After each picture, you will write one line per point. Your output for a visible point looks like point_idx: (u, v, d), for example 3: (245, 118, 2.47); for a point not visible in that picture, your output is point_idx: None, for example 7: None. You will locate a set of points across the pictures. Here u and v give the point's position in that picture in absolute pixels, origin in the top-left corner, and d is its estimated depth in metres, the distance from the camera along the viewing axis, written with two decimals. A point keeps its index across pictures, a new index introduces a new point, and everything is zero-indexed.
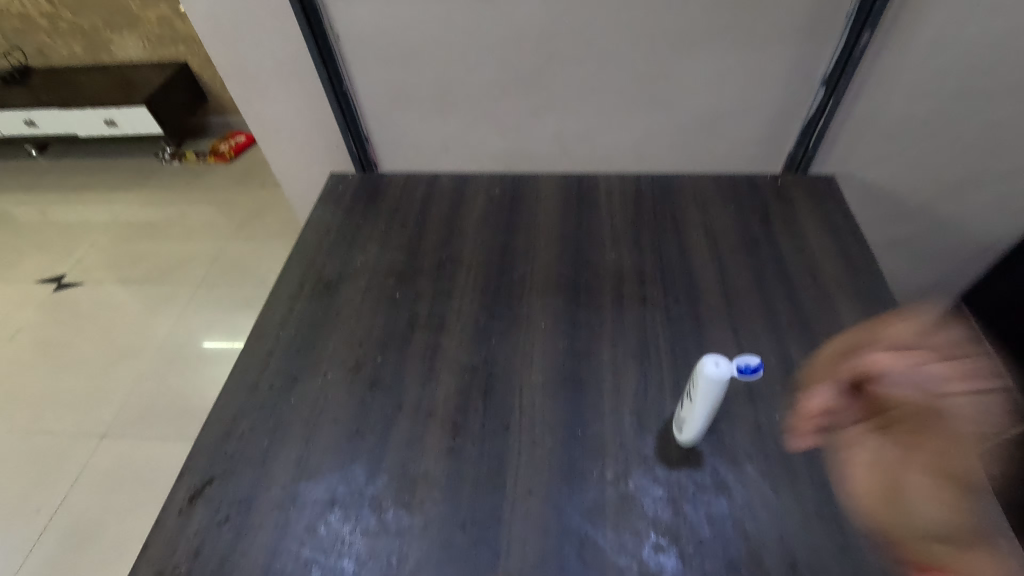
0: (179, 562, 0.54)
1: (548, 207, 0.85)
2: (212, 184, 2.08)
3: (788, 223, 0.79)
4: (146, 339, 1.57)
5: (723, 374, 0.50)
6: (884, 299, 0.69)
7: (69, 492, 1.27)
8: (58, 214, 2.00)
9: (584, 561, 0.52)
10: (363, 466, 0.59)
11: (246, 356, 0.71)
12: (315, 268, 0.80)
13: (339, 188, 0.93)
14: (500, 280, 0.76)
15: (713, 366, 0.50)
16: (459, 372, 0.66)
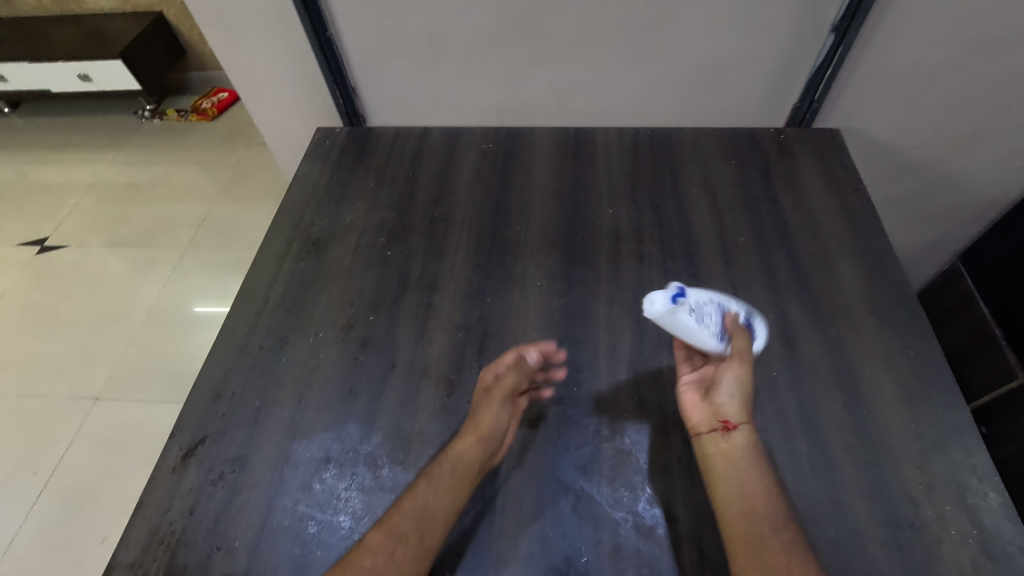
0: (174, 519, 0.54)
1: (543, 162, 0.83)
2: (195, 143, 2.01)
3: (790, 179, 0.77)
4: (135, 302, 1.55)
5: (660, 305, 0.51)
6: (883, 256, 0.68)
7: (66, 453, 1.27)
8: (36, 174, 1.94)
9: (580, 515, 0.52)
10: (357, 425, 0.59)
11: (235, 315, 0.69)
12: (303, 226, 0.78)
13: (325, 143, 0.89)
14: (493, 238, 0.74)
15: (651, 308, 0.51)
16: (453, 331, 0.65)
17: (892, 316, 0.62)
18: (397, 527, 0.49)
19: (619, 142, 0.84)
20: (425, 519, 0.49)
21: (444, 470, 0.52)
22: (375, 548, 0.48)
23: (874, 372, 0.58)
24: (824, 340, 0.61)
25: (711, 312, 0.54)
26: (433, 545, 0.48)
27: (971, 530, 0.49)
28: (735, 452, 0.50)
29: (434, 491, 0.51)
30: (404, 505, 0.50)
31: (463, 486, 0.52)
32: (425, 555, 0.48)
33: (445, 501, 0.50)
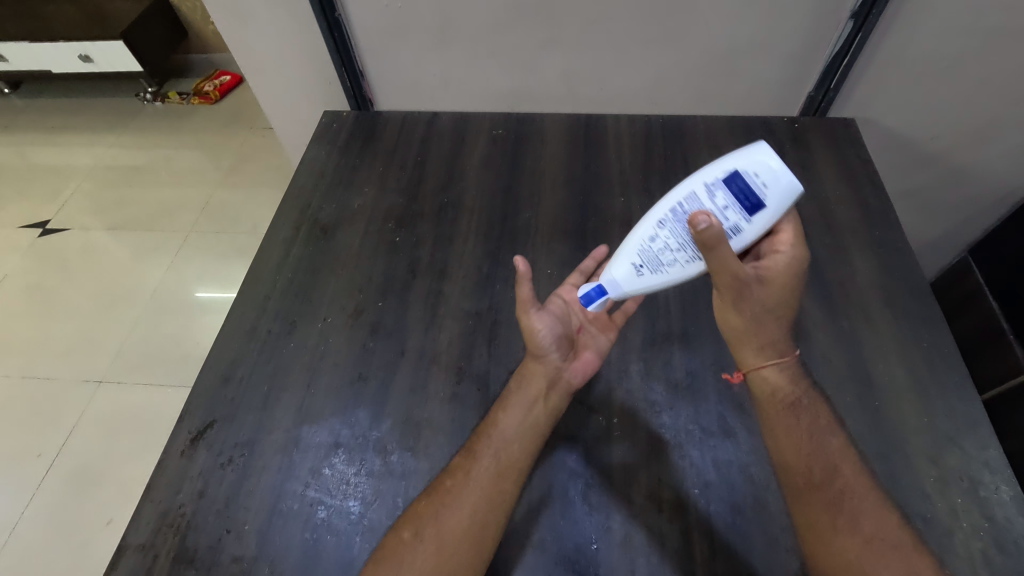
0: (183, 502, 0.54)
1: (553, 148, 0.81)
2: (198, 127, 1.99)
3: (804, 169, 0.76)
4: (138, 286, 1.55)
5: (595, 304, 0.55)
6: (898, 248, 0.67)
7: (71, 435, 1.28)
8: (38, 156, 1.92)
9: (590, 503, 0.52)
10: (366, 411, 0.58)
11: (243, 300, 0.68)
12: (311, 211, 0.77)
13: (333, 127, 0.88)
14: (504, 225, 0.73)
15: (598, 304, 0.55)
16: (462, 318, 0.65)
17: (907, 308, 0.62)
18: (479, 453, 0.52)
19: (630, 129, 0.83)
20: (504, 443, 0.52)
21: (521, 390, 0.55)
22: (456, 475, 0.51)
23: (887, 365, 0.58)
24: (837, 332, 0.61)
25: (667, 247, 0.52)
26: (517, 465, 0.51)
27: (982, 523, 0.48)
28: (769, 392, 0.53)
29: (513, 414, 0.53)
30: (483, 433, 0.53)
31: (545, 404, 0.54)
32: (506, 477, 0.51)
33: (524, 423, 0.53)
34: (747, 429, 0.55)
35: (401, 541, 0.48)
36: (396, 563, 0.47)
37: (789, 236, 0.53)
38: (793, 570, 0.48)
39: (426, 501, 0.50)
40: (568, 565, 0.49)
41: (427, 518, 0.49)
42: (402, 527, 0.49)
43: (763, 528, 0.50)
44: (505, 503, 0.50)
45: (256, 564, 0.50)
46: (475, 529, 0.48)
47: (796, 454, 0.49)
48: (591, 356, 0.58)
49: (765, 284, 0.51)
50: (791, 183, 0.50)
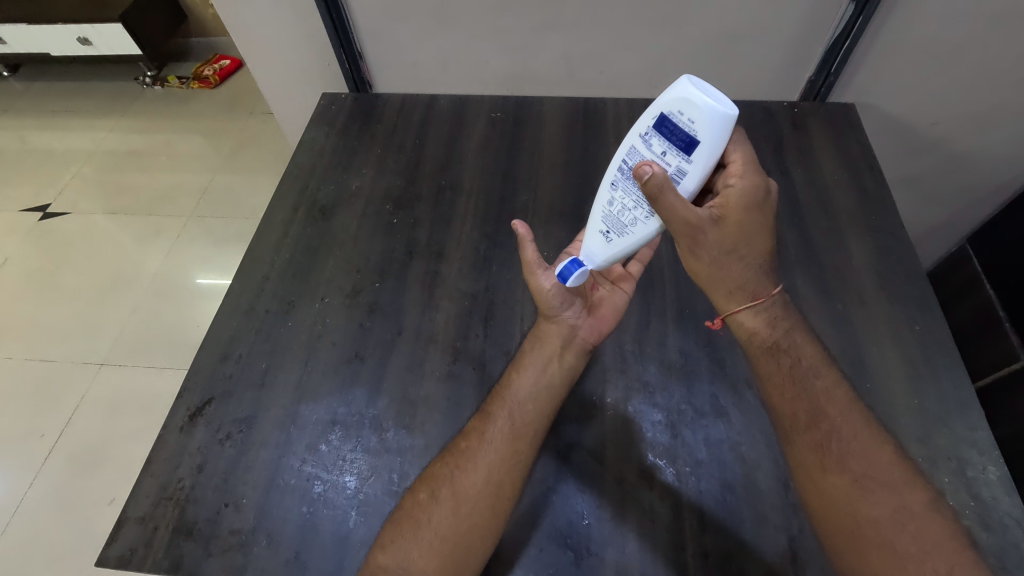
0: (182, 476, 0.55)
1: (552, 131, 0.81)
2: (197, 112, 1.98)
3: (803, 154, 0.75)
4: (139, 270, 1.55)
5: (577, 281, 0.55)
6: (894, 233, 0.67)
7: (74, 416, 1.29)
8: (38, 140, 1.92)
9: (583, 480, 0.53)
10: (363, 390, 0.59)
11: (241, 279, 0.69)
12: (309, 192, 0.77)
13: (331, 109, 0.88)
14: (501, 207, 0.73)
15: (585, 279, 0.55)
16: (459, 299, 0.65)
17: (901, 292, 0.62)
18: (493, 415, 0.53)
19: (630, 113, 0.82)
20: (518, 405, 0.53)
21: (535, 352, 0.56)
22: (471, 437, 0.53)
23: (880, 348, 0.59)
24: (831, 315, 0.61)
25: (623, 207, 0.52)
26: (532, 426, 0.53)
27: (969, 502, 0.49)
28: (751, 334, 0.54)
29: (527, 376, 0.55)
30: (497, 396, 0.55)
31: (559, 366, 0.55)
32: (521, 437, 0.52)
33: (538, 383, 0.54)
34: (739, 409, 0.55)
35: (418, 502, 0.50)
36: (413, 523, 0.49)
37: (741, 163, 0.50)
38: (781, 546, 0.48)
39: (442, 463, 0.52)
40: (560, 539, 0.50)
41: (444, 479, 0.51)
42: (418, 489, 0.51)
43: (752, 505, 0.50)
44: (522, 461, 0.52)
45: (253, 536, 0.51)
46: (491, 489, 0.50)
47: (782, 397, 0.52)
48: (607, 312, 0.58)
49: (720, 224, 0.49)
50: (721, 108, 0.45)
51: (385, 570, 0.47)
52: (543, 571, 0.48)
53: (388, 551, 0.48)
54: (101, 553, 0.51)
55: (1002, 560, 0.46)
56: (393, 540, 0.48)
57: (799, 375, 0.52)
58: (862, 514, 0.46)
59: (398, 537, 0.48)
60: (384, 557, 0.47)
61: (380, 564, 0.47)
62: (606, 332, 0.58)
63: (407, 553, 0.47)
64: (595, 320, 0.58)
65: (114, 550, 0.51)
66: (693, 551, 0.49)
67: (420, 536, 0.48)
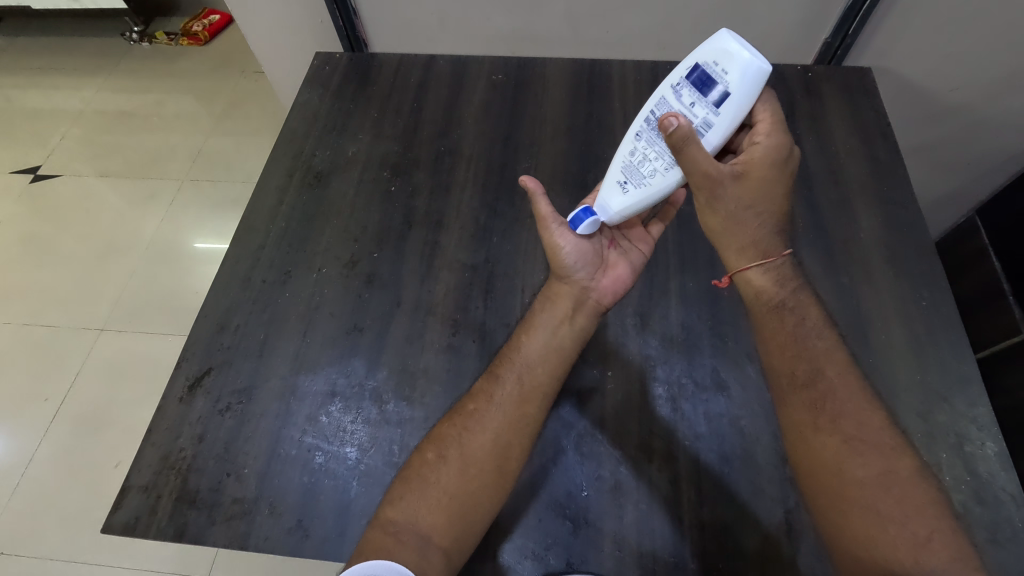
0: (184, 446, 0.55)
1: (555, 95, 0.78)
2: (187, 70, 1.91)
3: (815, 121, 0.73)
4: (134, 235, 1.53)
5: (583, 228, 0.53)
6: (905, 204, 0.65)
7: (76, 381, 1.30)
8: (24, 98, 1.86)
9: (581, 453, 0.53)
10: (362, 360, 0.59)
11: (236, 248, 0.67)
12: (304, 157, 0.75)
13: (325, 69, 0.84)
14: (502, 174, 0.71)
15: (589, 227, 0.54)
16: (459, 271, 0.64)
17: (908, 267, 0.61)
18: (502, 377, 0.53)
19: (636, 76, 0.79)
20: (527, 367, 0.53)
21: (545, 313, 0.55)
22: (479, 399, 0.53)
23: (884, 323, 0.58)
24: (835, 289, 0.60)
25: (644, 157, 0.50)
26: (540, 390, 0.52)
27: (965, 477, 0.49)
28: (759, 296, 0.53)
29: (536, 339, 0.54)
30: (504, 358, 0.54)
31: (569, 329, 0.54)
32: (530, 400, 0.52)
33: (548, 345, 0.53)
34: (739, 383, 0.55)
35: (425, 462, 0.50)
36: (420, 482, 0.49)
37: (767, 121, 0.49)
38: (777, 518, 0.49)
39: (449, 423, 0.52)
40: (559, 510, 0.50)
41: (451, 440, 0.51)
42: (426, 449, 0.51)
43: (750, 477, 0.51)
44: (529, 425, 0.51)
45: (257, 504, 0.52)
46: (499, 450, 0.50)
47: (783, 354, 0.51)
48: (622, 272, 0.56)
49: (746, 179, 0.48)
50: (757, 63, 0.45)
51: (392, 525, 0.47)
52: (542, 540, 0.49)
53: (396, 507, 0.48)
54: (105, 520, 0.51)
55: (994, 532, 0.47)
56: (400, 496, 0.49)
57: (811, 334, 0.51)
58: (849, 473, 0.46)
59: (405, 494, 0.49)
60: (392, 513, 0.48)
61: (389, 519, 0.48)
62: (620, 295, 0.56)
63: (415, 510, 0.48)
64: (608, 282, 0.56)
65: (118, 517, 0.52)
66: (689, 522, 0.49)
67: (429, 494, 0.49)
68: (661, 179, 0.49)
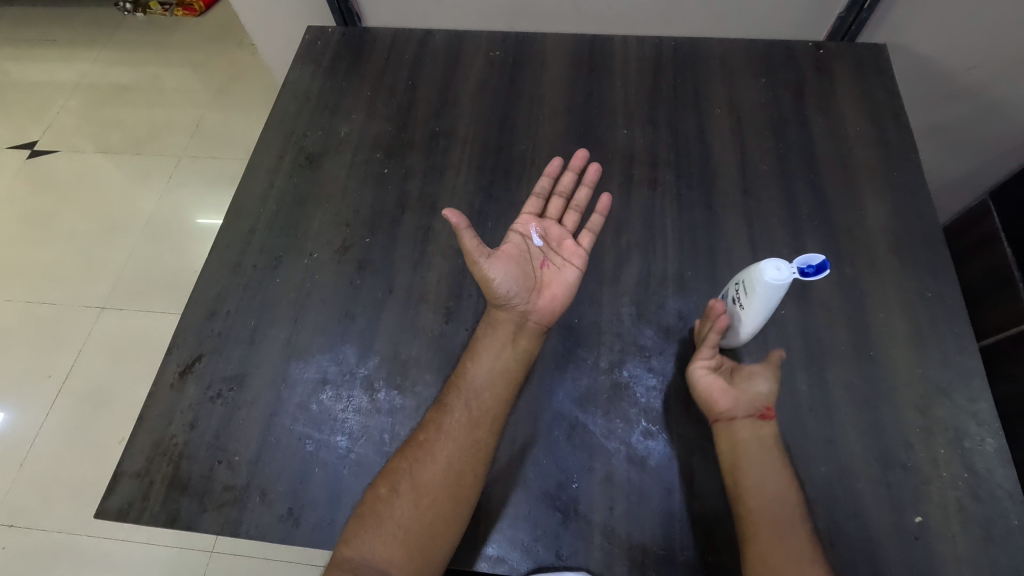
0: (176, 433, 0.55)
1: (554, 73, 0.75)
2: (182, 42, 1.87)
3: (824, 101, 0.70)
4: (131, 213, 1.52)
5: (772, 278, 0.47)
6: (915, 190, 0.63)
7: (78, 359, 1.31)
8: (18, 71, 1.83)
9: (572, 443, 0.52)
10: (353, 347, 0.58)
11: (226, 232, 0.66)
12: (295, 137, 0.73)
13: (317, 44, 0.81)
14: (498, 156, 0.69)
15: (774, 270, 0.47)
16: (453, 257, 0.63)
17: (915, 256, 0.59)
18: (450, 407, 0.53)
19: (639, 52, 0.76)
20: (474, 394, 0.53)
21: (488, 340, 0.55)
22: (428, 429, 0.52)
23: (888, 315, 0.56)
24: (839, 279, 0.58)
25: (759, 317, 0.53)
26: (489, 414, 0.53)
27: (962, 473, 0.49)
28: (768, 442, 0.49)
29: (482, 365, 0.54)
30: (452, 385, 0.54)
31: (520, 351, 0.55)
32: (478, 426, 0.52)
33: (493, 370, 0.54)
34: None
35: (378, 498, 0.50)
36: (376, 519, 0.49)
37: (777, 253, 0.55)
38: None
39: (398, 455, 0.51)
40: (549, 502, 0.50)
41: (404, 473, 0.51)
42: (378, 484, 0.50)
43: None
44: (480, 451, 0.51)
45: (248, 492, 0.52)
46: (452, 479, 0.50)
47: (761, 493, 0.47)
48: (557, 290, 0.58)
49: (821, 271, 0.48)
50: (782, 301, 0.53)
51: (350, 562, 0.48)
52: (532, 530, 0.49)
53: (353, 545, 0.48)
54: (99, 506, 0.52)
55: (988, 529, 0.47)
56: (356, 533, 0.48)
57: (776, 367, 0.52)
58: None
59: (362, 531, 0.48)
60: (349, 550, 0.48)
61: (347, 557, 0.48)
62: (559, 312, 0.58)
63: (372, 544, 0.48)
64: (546, 302, 0.57)
65: (111, 502, 0.52)
66: (680, 515, 0.49)
67: (384, 529, 0.49)
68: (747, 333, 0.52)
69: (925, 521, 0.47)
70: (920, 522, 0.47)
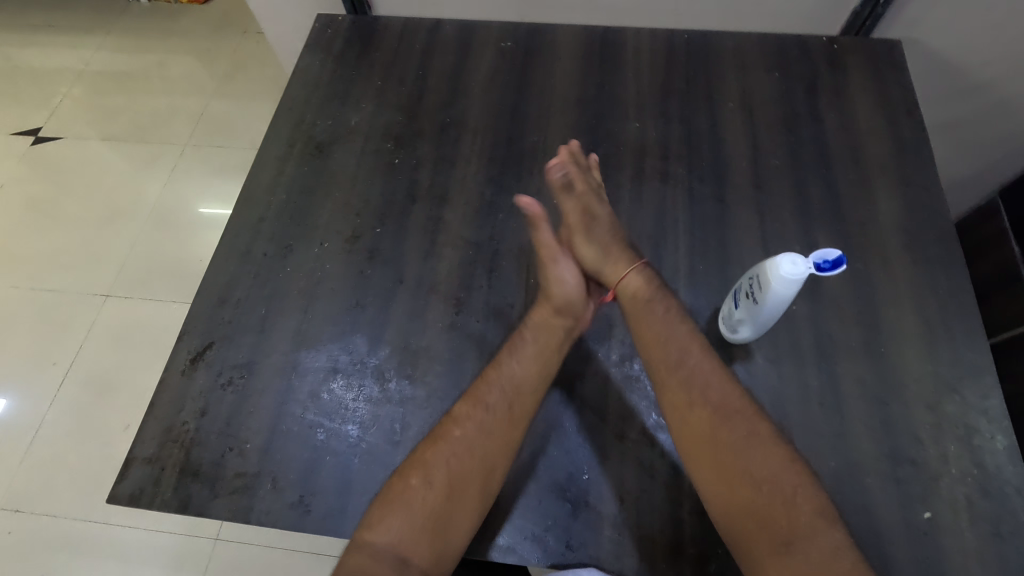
0: (186, 419, 0.55)
1: (565, 65, 0.75)
2: (187, 29, 1.85)
3: (837, 96, 0.69)
4: (135, 201, 1.51)
5: (785, 270, 0.47)
6: (928, 186, 0.63)
7: (82, 347, 1.31)
8: (23, 56, 1.82)
9: (582, 435, 0.52)
10: (363, 337, 0.58)
11: (236, 220, 0.66)
12: (305, 126, 0.73)
13: (327, 32, 0.81)
14: (509, 147, 0.69)
15: (790, 265, 0.47)
16: (463, 248, 0.62)
17: (927, 253, 0.59)
18: (485, 402, 0.53)
19: (651, 44, 0.75)
20: (511, 393, 0.53)
21: (528, 338, 0.55)
22: (463, 423, 0.52)
23: (899, 311, 0.56)
24: (850, 275, 0.58)
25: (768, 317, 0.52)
26: (524, 414, 0.52)
27: (971, 469, 0.49)
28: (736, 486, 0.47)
29: (520, 363, 0.54)
30: (484, 380, 0.54)
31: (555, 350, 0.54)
32: (512, 427, 0.52)
33: (531, 370, 0.54)
34: (745, 367, 0.54)
35: (408, 485, 0.49)
36: (402, 506, 0.49)
37: None
38: None
39: (431, 446, 0.51)
40: (559, 493, 0.50)
41: (436, 466, 0.51)
42: (410, 476, 0.50)
43: None
44: (510, 453, 0.51)
45: (259, 479, 0.52)
46: (480, 476, 0.50)
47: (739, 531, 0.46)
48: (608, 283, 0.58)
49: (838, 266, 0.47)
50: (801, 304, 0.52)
51: (369, 547, 0.47)
52: (542, 521, 0.49)
53: (375, 531, 0.48)
54: (111, 491, 0.52)
55: (997, 525, 0.47)
56: (381, 521, 0.48)
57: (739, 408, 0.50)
58: None
59: (387, 517, 0.48)
60: (370, 535, 0.48)
61: (367, 542, 0.47)
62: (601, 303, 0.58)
63: (395, 531, 0.48)
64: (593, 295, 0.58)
65: (123, 488, 0.52)
66: (689, 509, 0.49)
67: (409, 517, 0.48)
68: (753, 327, 0.52)
69: (934, 517, 0.47)
70: (929, 517, 0.47)
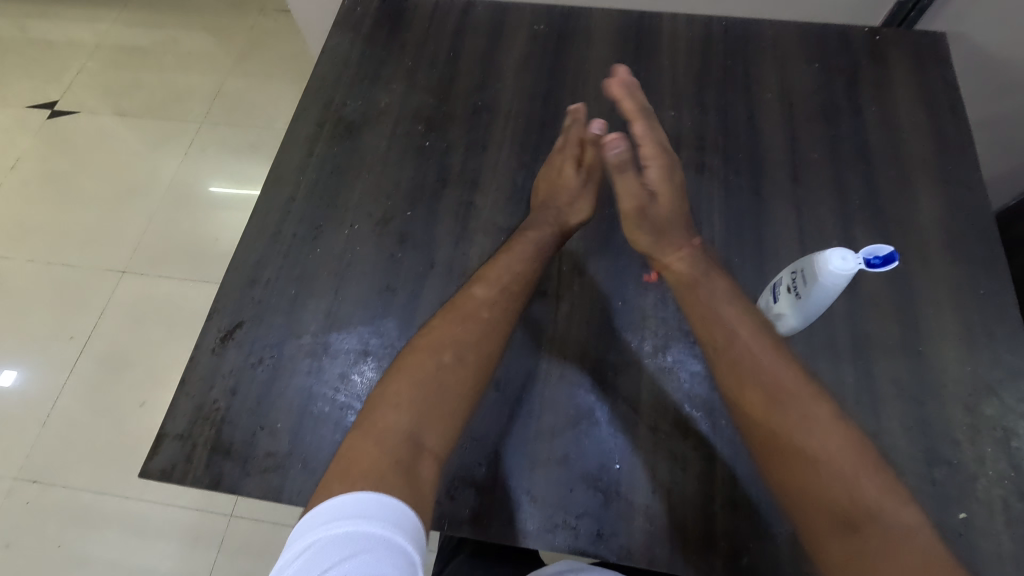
0: (217, 398, 0.55)
1: (599, 50, 0.73)
2: (204, 5, 1.83)
3: (879, 89, 0.68)
4: (151, 179, 1.51)
5: (831, 264, 0.46)
6: (970, 184, 0.61)
7: (98, 323, 1.31)
8: (38, 29, 1.80)
9: (615, 426, 0.52)
10: (395, 320, 0.58)
11: (265, 200, 0.65)
12: (334, 106, 0.72)
13: (356, 11, 0.79)
14: (542, 133, 0.68)
15: (840, 260, 0.46)
16: (495, 234, 0.62)
17: (968, 252, 0.58)
18: (489, 280, 0.55)
19: (688, 31, 0.74)
20: (513, 268, 0.56)
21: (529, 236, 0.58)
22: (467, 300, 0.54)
23: (938, 310, 0.55)
24: (889, 273, 0.57)
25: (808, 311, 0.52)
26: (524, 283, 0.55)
27: (1008, 472, 0.48)
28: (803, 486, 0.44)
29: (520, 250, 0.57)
30: (495, 264, 0.56)
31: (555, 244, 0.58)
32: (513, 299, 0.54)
33: (530, 253, 0.57)
34: None
35: (419, 359, 0.50)
36: (415, 376, 0.49)
37: None
38: None
39: (449, 326, 0.52)
40: (590, 482, 0.50)
41: (454, 341, 0.51)
42: (435, 353, 0.50)
43: None
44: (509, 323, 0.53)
45: (290, 459, 0.52)
46: (485, 345, 0.52)
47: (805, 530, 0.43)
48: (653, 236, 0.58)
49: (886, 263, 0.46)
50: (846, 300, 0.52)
51: (383, 429, 0.46)
52: (573, 510, 0.49)
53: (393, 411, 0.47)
54: (143, 466, 0.52)
55: None
56: (399, 402, 0.47)
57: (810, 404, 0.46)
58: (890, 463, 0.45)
59: (402, 394, 0.48)
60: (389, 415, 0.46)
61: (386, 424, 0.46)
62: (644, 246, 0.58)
63: (410, 407, 0.47)
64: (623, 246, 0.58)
65: (155, 463, 0.53)
66: (721, 503, 0.49)
67: (423, 392, 0.48)
68: (792, 319, 0.52)
69: (969, 517, 0.47)
70: (964, 518, 0.47)
